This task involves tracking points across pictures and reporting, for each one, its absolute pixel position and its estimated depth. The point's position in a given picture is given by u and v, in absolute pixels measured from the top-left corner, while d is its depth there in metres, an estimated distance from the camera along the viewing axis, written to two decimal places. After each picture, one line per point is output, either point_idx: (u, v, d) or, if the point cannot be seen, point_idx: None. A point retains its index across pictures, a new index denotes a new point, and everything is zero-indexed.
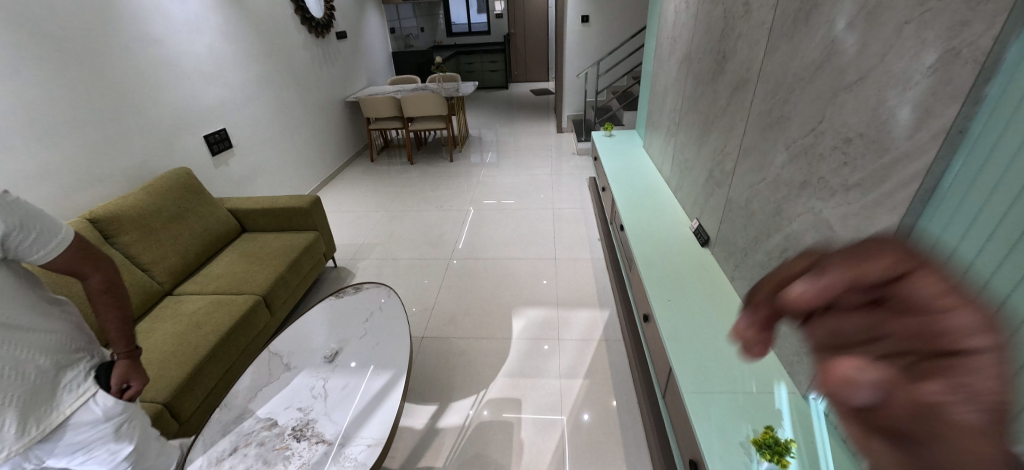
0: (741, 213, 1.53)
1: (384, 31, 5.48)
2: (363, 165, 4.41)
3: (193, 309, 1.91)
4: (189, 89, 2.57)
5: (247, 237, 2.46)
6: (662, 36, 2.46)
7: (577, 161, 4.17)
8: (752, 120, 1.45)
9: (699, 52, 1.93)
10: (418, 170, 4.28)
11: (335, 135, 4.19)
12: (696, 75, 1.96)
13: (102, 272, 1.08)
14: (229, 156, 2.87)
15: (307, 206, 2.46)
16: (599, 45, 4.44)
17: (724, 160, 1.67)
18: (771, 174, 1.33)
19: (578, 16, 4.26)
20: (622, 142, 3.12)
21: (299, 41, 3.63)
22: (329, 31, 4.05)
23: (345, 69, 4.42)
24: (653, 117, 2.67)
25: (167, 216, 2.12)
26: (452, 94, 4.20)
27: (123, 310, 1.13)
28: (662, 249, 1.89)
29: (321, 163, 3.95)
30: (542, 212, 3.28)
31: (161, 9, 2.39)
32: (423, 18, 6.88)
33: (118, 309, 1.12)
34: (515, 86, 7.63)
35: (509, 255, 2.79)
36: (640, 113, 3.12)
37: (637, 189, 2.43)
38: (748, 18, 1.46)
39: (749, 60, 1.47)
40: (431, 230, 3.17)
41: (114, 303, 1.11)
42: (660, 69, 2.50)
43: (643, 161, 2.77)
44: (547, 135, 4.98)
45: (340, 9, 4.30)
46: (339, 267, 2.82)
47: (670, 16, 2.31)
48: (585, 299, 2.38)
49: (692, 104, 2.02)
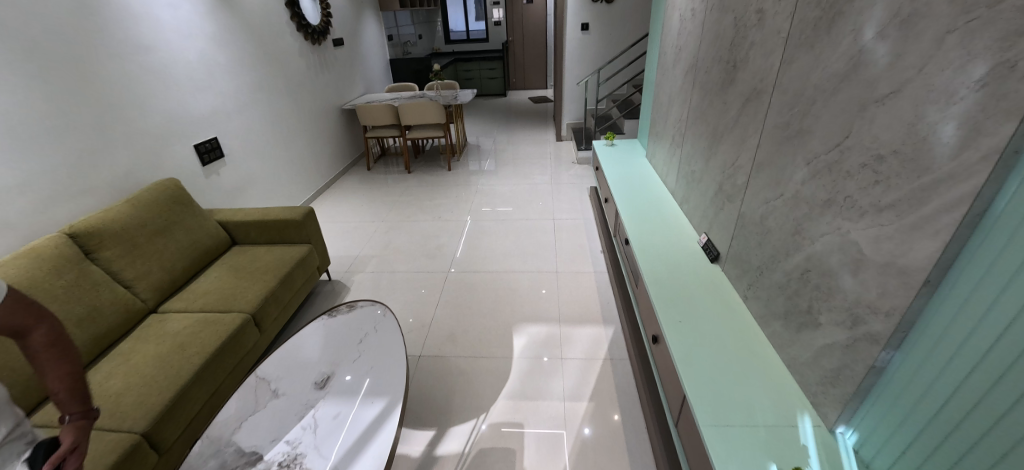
0: (755, 230, 1.46)
1: (382, 38, 5.44)
2: (359, 174, 4.34)
3: (178, 329, 1.81)
4: (179, 98, 2.49)
5: (237, 250, 2.36)
6: (666, 45, 2.40)
7: (577, 170, 4.11)
8: (767, 133, 1.38)
9: (706, 61, 1.87)
10: (416, 179, 4.21)
11: (331, 143, 4.11)
12: (703, 85, 1.90)
13: (48, 323, 0.93)
14: (221, 165, 2.79)
15: (300, 219, 2.37)
16: (599, 53, 4.41)
17: (735, 173, 1.60)
18: (790, 190, 1.26)
19: (577, 25, 4.24)
20: (625, 152, 3.06)
21: (295, 48, 3.57)
22: (325, 38, 3.99)
23: (342, 76, 4.35)
24: (656, 127, 2.61)
25: (152, 230, 2.02)
26: (451, 102, 4.14)
27: (76, 364, 0.98)
28: (670, 266, 1.81)
29: (317, 171, 3.87)
30: (543, 223, 3.21)
31: (151, 15, 2.32)
32: (422, 25, 6.86)
33: (70, 363, 0.96)
34: (514, 94, 7.61)
35: (509, 268, 2.70)
36: (643, 122, 3.06)
37: (642, 201, 2.36)
38: (761, 27, 1.40)
39: (762, 70, 1.41)
40: (429, 241, 3.09)
41: (64, 357, 0.95)
42: (664, 77, 2.45)
43: (646, 172, 2.70)
44: (547, 143, 4.93)
45: (337, 16, 4.24)
46: (333, 281, 2.72)
47: (674, 25, 2.26)
48: (588, 315, 2.29)
49: (699, 115, 1.96)
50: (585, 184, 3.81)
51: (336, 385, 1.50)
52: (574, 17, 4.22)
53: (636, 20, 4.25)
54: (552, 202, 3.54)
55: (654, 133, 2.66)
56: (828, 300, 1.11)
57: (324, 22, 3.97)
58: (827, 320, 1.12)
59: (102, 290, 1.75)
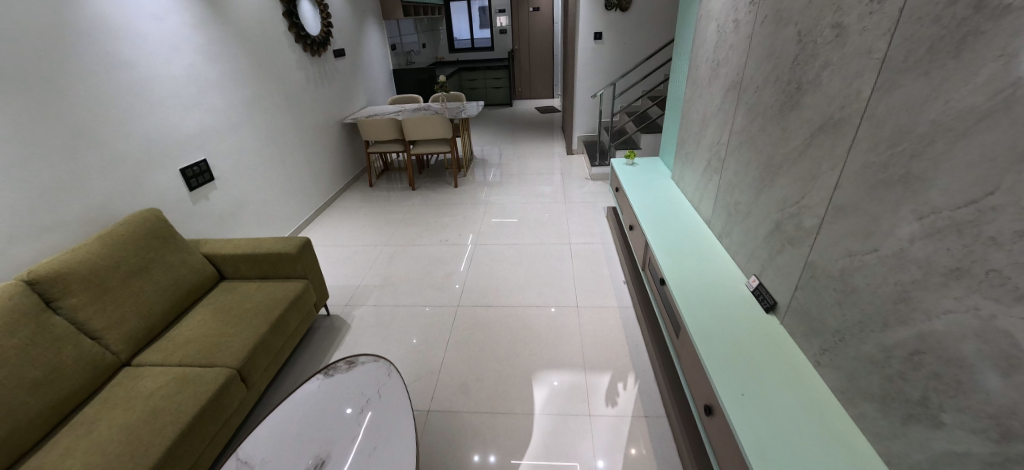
0: (834, 285, 1.22)
1: (384, 47, 5.23)
2: (361, 191, 4.11)
3: (152, 390, 1.57)
4: (163, 117, 2.27)
5: (225, 287, 2.13)
6: (699, 59, 2.17)
7: (592, 187, 3.88)
8: (850, 172, 1.15)
9: (755, 81, 1.64)
10: (421, 196, 3.98)
11: (331, 159, 3.88)
12: (752, 107, 1.67)
13: None
14: (210, 189, 2.56)
15: (295, 252, 2.13)
16: (613, 63, 4.19)
17: (802, 214, 1.36)
18: (888, 247, 1.02)
19: (590, 34, 4.04)
20: (648, 171, 2.83)
21: (293, 60, 3.36)
22: (326, 49, 3.78)
23: (343, 88, 4.14)
24: (686, 148, 2.38)
25: (128, 270, 1.79)
26: (457, 116, 3.92)
27: None
28: (718, 316, 1.57)
29: (316, 190, 3.64)
30: (559, 247, 2.97)
31: (132, 28, 2.10)
32: (426, 34, 6.67)
33: None
34: (519, 103, 7.41)
35: (525, 302, 2.46)
36: (667, 139, 2.82)
37: (674, 231, 2.13)
38: (841, 45, 1.17)
39: (843, 96, 1.17)
40: (436, 269, 2.85)
41: None
42: (697, 93, 2.22)
43: (675, 196, 2.46)
44: (557, 157, 4.70)
45: (338, 25, 4.04)
46: (332, 316, 2.48)
47: (711, 36, 2.03)
48: (615, 360, 2.04)
49: (746, 140, 1.73)
50: (601, 203, 3.57)
51: (338, 420, 1.41)
52: (587, 26, 4.01)
53: (652, 28, 4.03)
54: (567, 223, 3.30)
55: (684, 155, 2.42)
56: (954, 395, 0.87)
57: (324, 32, 3.77)
58: (954, 422, 0.87)
59: (64, 346, 1.52)
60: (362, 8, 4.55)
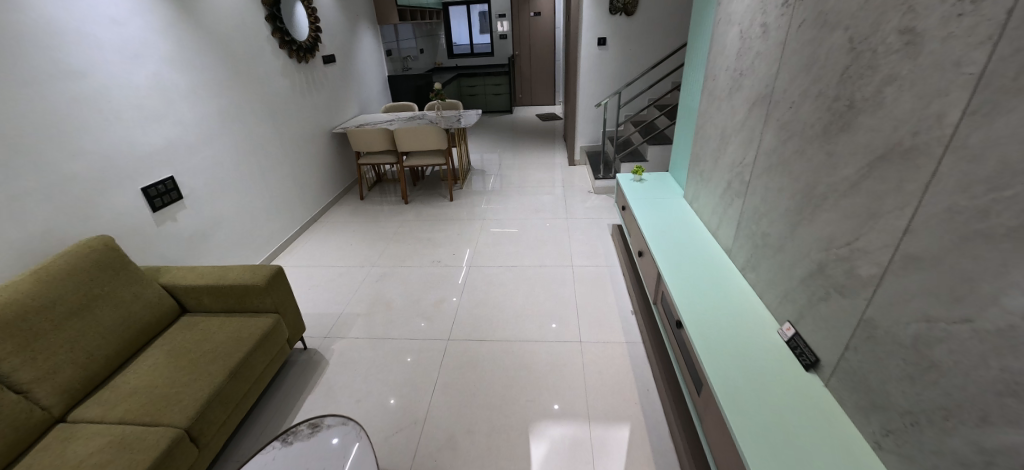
0: (904, 355, 0.97)
1: (379, 53, 5.02)
2: (351, 205, 3.88)
3: (82, 457, 1.33)
4: (122, 132, 2.04)
5: (185, 323, 1.90)
6: (717, 68, 1.94)
7: (596, 201, 3.63)
8: (928, 216, 0.90)
9: (790, 95, 1.40)
10: (414, 210, 3.74)
11: (320, 171, 3.66)
12: (786, 125, 1.43)
13: None
14: (179, 209, 2.34)
15: (263, 284, 1.90)
16: (618, 70, 3.95)
17: (856, 259, 1.12)
18: (988, 320, 0.78)
19: (594, 39, 3.82)
20: (658, 189, 2.58)
21: (277, 68, 3.14)
22: (314, 55, 3.55)
23: (334, 96, 3.92)
24: (702, 166, 2.14)
25: (66, 310, 1.56)
26: (453, 126, 3.68)
27: None
28: (749, 374, 1.33)
29: (302, 204, 3.41)
30: (561, 270, 2.72)
31: (85, 34, 1.89)
32: (424, 39, 6.48)
33: None
34: (520, 110, 7.20)
35: (523, 336, 2.21)
36: (679, 154, 2.58)
37: (691, 262, 1.89)
38: (916, 54, 0.93)
39: (917, 119, 0.93)
40: (426, 295, 2.60)
41: None
42: (714, 106, 1.98)
43: (689, 219, 2.22)
44: (558, 168, 4.46)
45: (328, 30, 3.83)
46: (310, 350, 2.24)
47: (732, 43, 1.79)
48: (624, 409, 1.79)
49: (778, 162, 1.49)
50: (606, 219, 3.32)
51: None
52: (591, 30, 3.78)
53: (659, 34, 3.80)
54: (570, 241, 3.05)
55: (699, 173, 2.18)
56: None
57: (313, 37, 3.54)
58: None
59: None
60: (355, 12, 4.34)
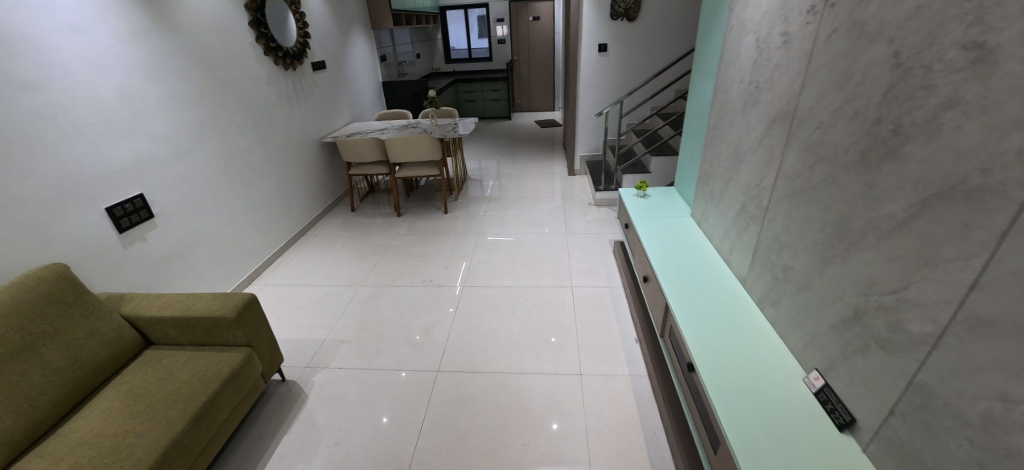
0: (972, 436, 0.80)
1: (373, 58, 4.86)
2: (342, 217, 3.71)
3: None
4: (84, 147, 1.86)
5: (147, 358, 1.72)
6: (729, 80, 1.78)
7: (597, 214, 3.47)
8: (1006, 272, 0.73)
9: (818, 114, 1.24)
10: (407, 223, 3.57)
11: (308, 182, 3.49)
12: (814, 147, 1.26)
13: None
14: (149, 228, 2.17)
15: (233, 314, 1.73)
16: (620, 77, 3.80)
17: (907, 311, 0.95)
18: None
19: (595, 45, 3.67)
20: (663, 206, 2.42)
21: (262, 75, 2.97)
22: (303, 61, 3.40)
23: (324, 104, 3.76)
24: (712, 184, 1.97)
25: (6, 352, 1.38)
26: (448, 135, 3.51)
27: None
28: (774, 434, 1.16)
29: (288, 218, 3.24)
30: (560, 292, 2.55)
31: (41, 42, 1.71)
32: (421, 43, 6.33)
33: None
34: (518, 116, 7.05)
35: (520, 367, 2.04)
36: (686, 169, 2.42)
37: (701, 292, 1.73)
38: (988, 74, 0.76)
39: (990, 152, 0.76)
40: (416, 319, 2.43)
41: None
42: (727, 121, 1.81)
43: (697, 242, 2.05)
44: (558, 178, 4.31)
45: (318, 35, 3.67)
46: (289, 382, 2.06)
47: (747, 53, 1.63)
48: (629, 455, 1.62)
49: (803, 189, 1.32)
50: (608, 234, 3.16)
51: None
52: (591, 36, 3.63)
53: (663, 40, 3.65)
54: (570, 258, 2.88)
55: (709, 192, 2.02)
56: None
57: (301, 42, 3.39)
58: None
59: None
60: (347, 17, 4.19)
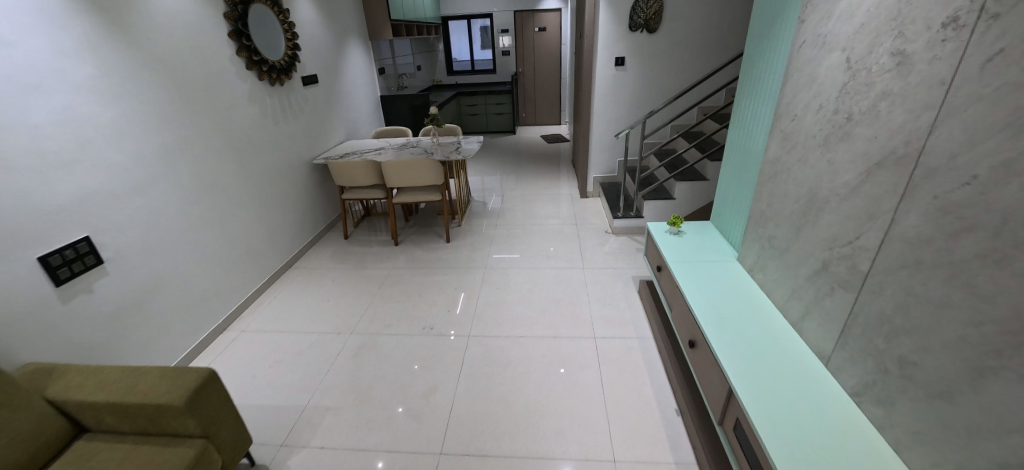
0: None
1: (371, 71, 4.56)
2: (333, 245, 3.35)
3: None
4: (10, 185, 1.51)
5: (75, 456, 1.36)
6: (800, 107, 1.44)
7: (616, 245, 3.12)
8: None
9: (965, 163, 0.88)
10: (406, 253, 3.21)
11: (295, 208, 3.14)
12: (955, 209, 0.91)
13: None
14: (98, 277, 1.82)
15: (185, 398, 1.37)
16: (639, 93, 3.48)
17: None
18: None
19: (611, 58, 3.36)
20: (702, 246, 2.08)
21: (244, 92, 2.64)
22: (292, 75, 3.06)
23: (317, 121, 3.42)
24: (774, 230, 1.62)
25: None
26: (451, 157, 3.16)
27: None
28: None
29: (272, 249, 2.89)
30: (581, 345, 2.19)
31: None
32: (422, 55, 6.04)
33: None
34: (523, 130, 6.76)
35: (540, 450, 1.67)
36: (729, 204, 2.08)
37: (770, 369, 1.38)
38: None
39: None
40: (416, 377, 2.06)
41: None
42: (797, 156, 1.47)
43: (754, 300, 1.69)
44: (569, 201, 3.97)
45: (310, 47, 3.35)
46: (258, 467, 1.68)
47: (831, 74, 1.29)
48: None
49: (933, 261, 0.96)
50: (631, 270, 2.80)
51: None
52: (608, 49, 3.32)
53: (686, 52, 3.34)
54: (590, 300, 2.52)
55: (768, 239, 1.66)
56: None
57: (291, 55, 3.05)
58: None
59: None
60: (343, 27, 3.89)
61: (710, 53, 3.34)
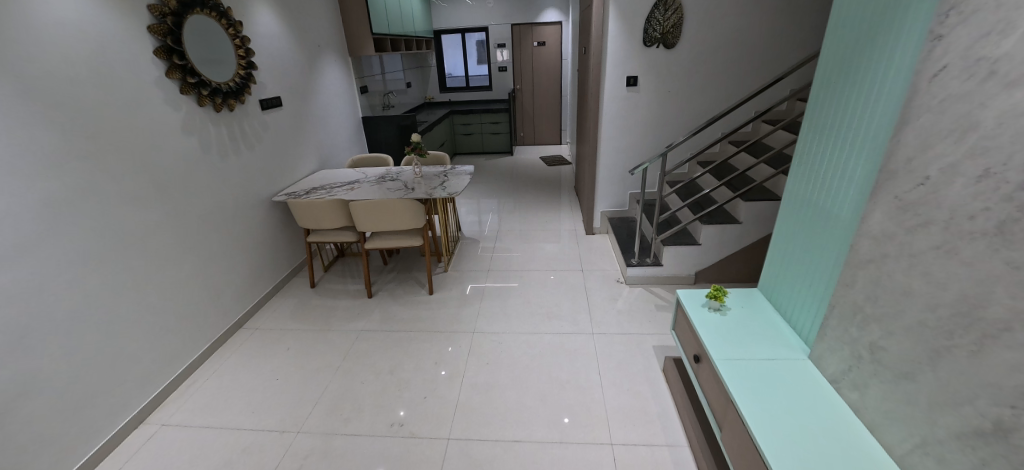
0: None
1: (352, 91, 4.10)
2: (296, 297, 2.83)
3: None
4: None
5: None
6: (941, 168, 0.93)
7: (631, 299, 2.60)
8: None
9: None
10: (381, 307, 2.68)
11: (249, 255, 2.63)
12: None
13: None
14: None
15: None
16: (655, 117, 3.01)
17: None
18: None
19: (622, 78, 2.89)
20: (756, 332, 1.56)
21: (179, 121, 2.15)
22: (246, 98, 2.57)
23: (281, 151, 2.94)
24: (884, 338, 1.11)
25: None
26: (434, 195, 2.64)
27: None
28: None
29: (214, 309, 2.37)
30: (596, 457, 1.65)
31: None
32: (412, 71, 5.60)
33: None
34: (522, 150, 6.30)
35: None
36: (791, 276, 1.57)
37: None
38: None
39: None
40: None
41: None
42: (932, 241, 0.96)
43: (852, 439, 1.15)
44: (573, 238, 3.46)
45: (274, 65, 2.88)
46: None
47: (1011, 126, 0.79)
48: None
49: None
50: (653, 336, 2.27)
51: None
52: (618, 67, 2.86)
53: (711, 71, 2.86)
54: (604, 384, 1.99)
55: (872, 348, 1.15)
56: None
57: (246, 75, 2.56)
58: None
59: None
60: (317, 42, 3.43)
61: (740, 71, 2.85)
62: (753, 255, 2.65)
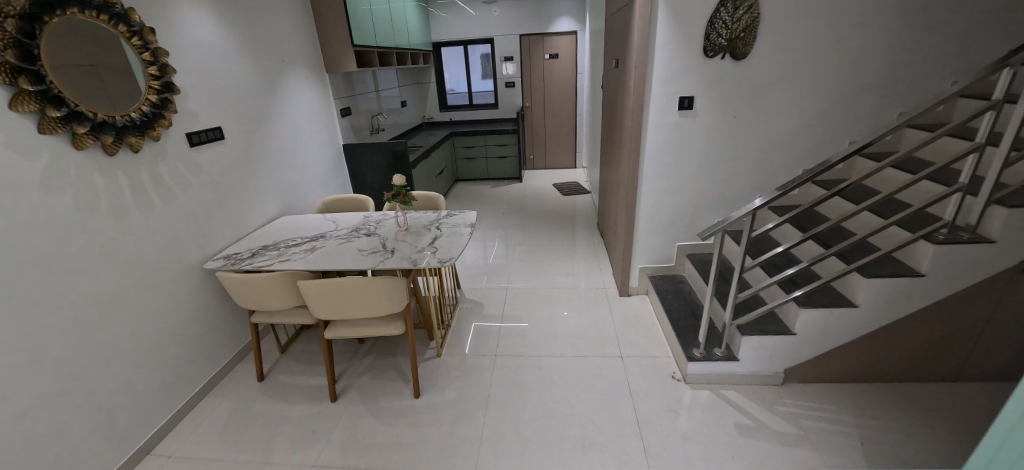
0: None
1: (332, 114, 3.43)
2: (237, 396, 2.10)
3: None
4: None
5: None
6: None
7: (698, 412, 1.84)
8: None
9: None
10: (348, 417, 1.94)
11: (166, 347, 1.91)
12: None
13: None
14: None
15: None
16: (713, 151, 2.29)
17: None
18: None
19: (672, 100, 2.17)
20: None
21: (39, 173, 1.44)
22: (160, 132, 1.87)
23: (221, 199, 2.23)
24: None
25: None
26: (419, 263, 1.89)
27: None
28: None
29: (103, 438, 1.64)
30: None
31: None
32: (407, 87, 4.93)
33: None
34: (531, 176, 5.61)
35: None
36: None
37: None
38: None
39: None
40: None
41: None
42: None
43: None
44: (603, 301, 2.71)
45: (213, 86, 2.20)
46: None
47: None
48: None
49: None
50: None
51: None
52: (668, 85, 2.13)
53: (792, 90, 2.14)
54: None
55: None
56: None
57: (159, 101, 1.86)
58: None
59: None
60: (282, 56, 2.76)
61: (830, 91, 2.13)
62: (869, 348, 1.88)
